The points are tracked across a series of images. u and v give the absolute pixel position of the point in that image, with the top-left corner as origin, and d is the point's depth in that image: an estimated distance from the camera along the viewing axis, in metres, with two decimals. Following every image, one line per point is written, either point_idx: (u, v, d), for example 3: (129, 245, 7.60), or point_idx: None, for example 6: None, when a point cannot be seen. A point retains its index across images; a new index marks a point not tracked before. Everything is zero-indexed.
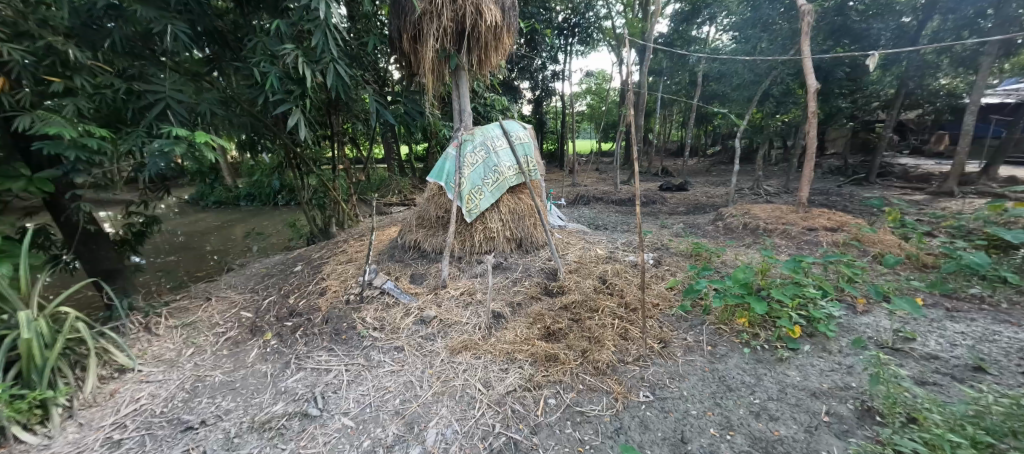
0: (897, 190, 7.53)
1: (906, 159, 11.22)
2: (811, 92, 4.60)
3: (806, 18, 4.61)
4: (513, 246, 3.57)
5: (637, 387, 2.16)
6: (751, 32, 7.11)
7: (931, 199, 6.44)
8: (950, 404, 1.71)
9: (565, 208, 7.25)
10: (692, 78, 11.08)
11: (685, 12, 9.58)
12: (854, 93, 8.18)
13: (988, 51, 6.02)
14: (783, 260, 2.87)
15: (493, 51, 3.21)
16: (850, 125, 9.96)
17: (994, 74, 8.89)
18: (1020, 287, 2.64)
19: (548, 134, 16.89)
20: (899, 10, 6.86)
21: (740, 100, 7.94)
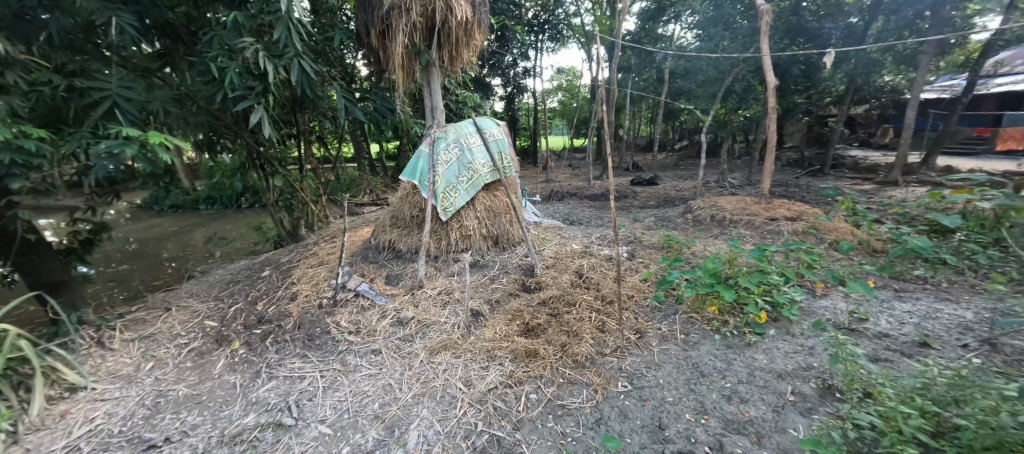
0: (849, 180, 8.04)
1: (856, 152, 12.00)
2: (771, 88, 4.82)
3: (765, 17, 4.82)
4: (490, 243, 3.55)
5: (615, 378, 2.21)
6: (714, 30, 7.37)
7: (878, 188, 6.92)
8: (901, 378, 1.86)
9: (540, 204, 7.30)
10: (660, 75, 11.38)
11: (652, 10, 9.76)
12: (809, 90, 8.65)
13: (926, 50, 6.51)
14: (748, 249, 3.00)
15: (464, 47, 3.19)
16: (805, 119, 10.54)
17: (931, 72, 9.62)
18: (957, 267, 2.88)
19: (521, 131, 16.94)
20: (847, 10, 7.29)
21: (706, 96, 8.22)
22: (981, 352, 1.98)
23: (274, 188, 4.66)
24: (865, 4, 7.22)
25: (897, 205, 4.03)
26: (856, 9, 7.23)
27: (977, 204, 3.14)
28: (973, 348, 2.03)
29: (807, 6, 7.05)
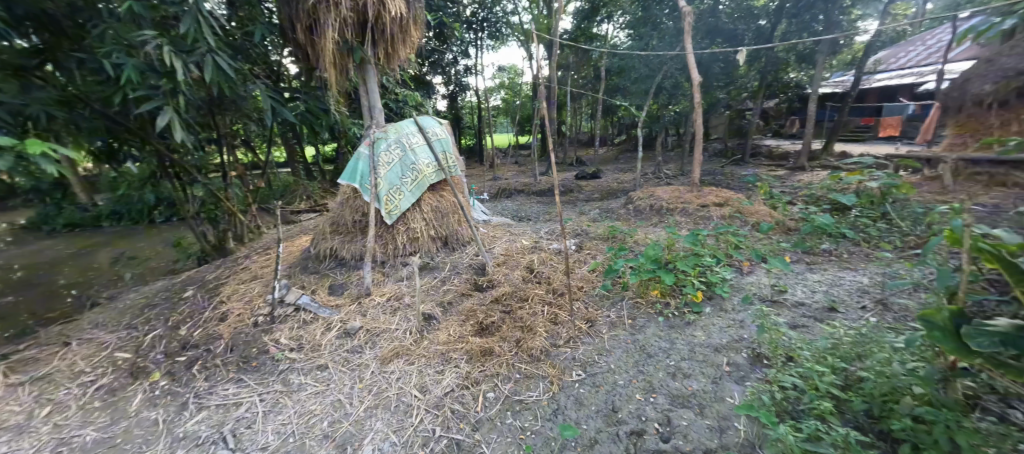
0: (765, 167, 8.95)
1: (770, 142, 13.40)
2: (695, 84, 5.20)
3: (687, 19, 5.18)
4: (439, 244, 3.47)
5: (570, 368, 2.26)
6: (643, 30, 7.84)
7: (790, 173, 7.77)
8: (815, 340, 2.09)
9: (489, 202, 7.31)
10: (598, 73, 11.88)
11: (586, 10, 10.13)
12: (728, 86, 9.50)
13: (822, 50, 7.41)
14: (684, 235, 3.22)
15: (400, 44, 3.09)
16: (727, 113, 11.55)
17: (827, 70, 10.96)
18: (852, 239, 3.30)
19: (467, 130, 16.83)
20: (756, 14, 8.09)
21: (640, 93, 8.70)
22: (876, 311, 2.28)
23: (194, 198, 4.22)
24: (771, 8, 8.05)
25: (804, 187, 4.55)
26: (764, 13, 8.03)
27: (864, 183, 3.62)
28: (870, 308, 2.33)
29: (723, 9, 7.84)
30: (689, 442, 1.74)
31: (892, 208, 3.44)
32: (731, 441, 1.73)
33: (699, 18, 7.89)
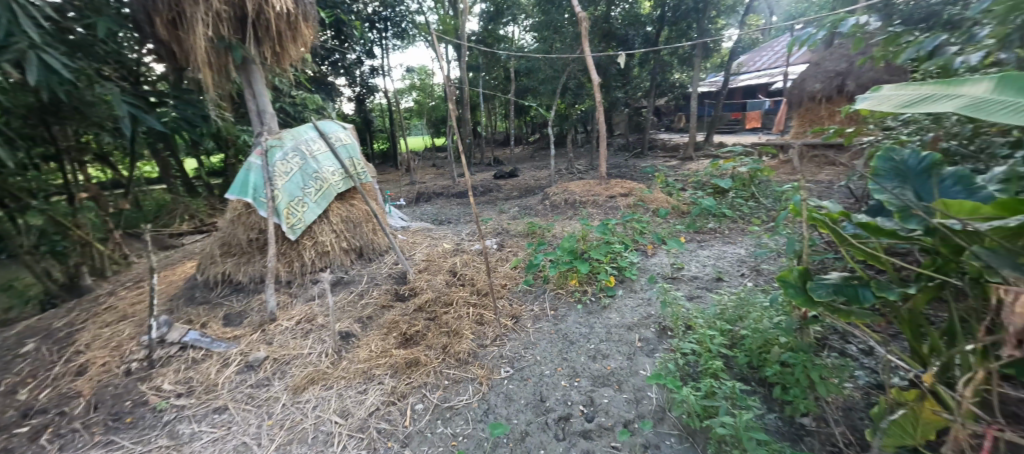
0: (661, 158, 10.05)
1: (663, 135, 15.11)
2: (595, 84, 5.61)
3: (583, 24, 5.57)
4: (354, 256, 3.28)
5: (498, 366, 2.28)
6: (545, 33, 8.34)
7: (681, 162, 8.83)
8: (708, 309, 2.38)
9: (407, 207, 7.11)
10: (508, 74, 12.21)
11: (491, 13, 10.30)
12: (624, 86, 10.47)
13: (697, 54, 8.53)
14: (595, 226, 3.45)
15: (290, 42, 2.88)
16: (628, 111, 12.71)
17: (706, 72, 12.62)
18: (732, 217, 3.83)
19: (379, 133, 16.05)
20: (644, 21, 9.04)
21: (547, 92, 9.15)
22: (752, 277, 2.66)
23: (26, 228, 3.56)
24: (655, 16, 9.05)
25: (692, 175, 5.16)
26: (649, 20, 9.00)
27: (736, 168, 4.23)
28: (748, 275, 2.72)
29: (614, 15, 8.71)
30: (611, 418, 1.87)
31: (759, 188, 4.07)
32: (646, 410, 1.89)
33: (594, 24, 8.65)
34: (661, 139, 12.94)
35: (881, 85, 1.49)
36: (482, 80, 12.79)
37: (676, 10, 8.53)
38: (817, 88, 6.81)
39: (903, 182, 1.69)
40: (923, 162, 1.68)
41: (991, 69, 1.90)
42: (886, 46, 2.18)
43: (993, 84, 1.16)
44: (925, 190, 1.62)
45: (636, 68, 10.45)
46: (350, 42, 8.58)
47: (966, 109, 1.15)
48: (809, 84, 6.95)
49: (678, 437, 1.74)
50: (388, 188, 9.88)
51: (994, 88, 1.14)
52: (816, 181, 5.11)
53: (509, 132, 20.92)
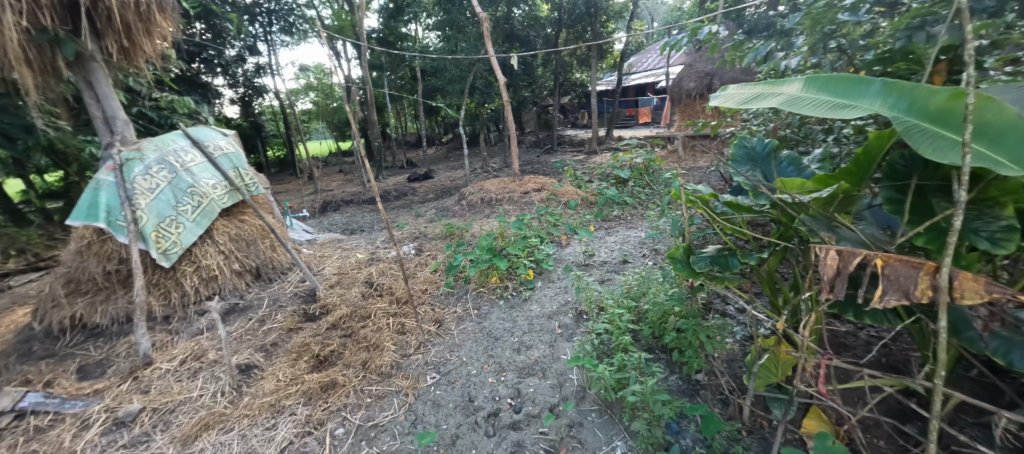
0: (569, 153, 10.77)
1: (570, 130, 16.15)
2: (501, 85, 5.78)
3: (484, 24, 5.68)
4: (251, 277, 3.29)
5: (423, 374, 2.24)
6: (450, 32, 8.42)
7: (587, 156, 9.57)
8: (616, 289, 2.61)
9: (311, 218, 6.61)
10: (414, 74, 11.95)
11: (391, 9, 9.68)
12: (530, 85, 10.98)
13: (593, 55, 9.31)
14: (512, 222, 3.56)
15: (142, 34, 2.72)
16: (536, 109, 13.31)
17: (600, 70, 13.94)
18: (632, 204, 4.26)
19: (273, 138, 14.42)
20: (543, 23, 9.57)
21: (456, 92, 9.16)
22: (654, 256, 2.98)
23: None
24: (553, 18, 9.64)
25: (597, 167, 5.64)
26: (548, 22, 9.56)
27: (633, 159, 4.71)
28: (653, 253, 3.03)
29: (515, 16, 9.24)
30: (538, 405, 1.94)
31: (652, 177, 4.59)
32: (570, 391, 1.99)
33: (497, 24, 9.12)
34: (569, 134, 13.78)
35: (728, 85, 1.74)
36: (387, 79, 12.31)
37: (570, 14, 9.21)
38: (693, 86, 8.40)
39: (754, 165, 2.02)
40: (766, 148, 2.03)
41: (807, 69, 2.36)
42: (734, 51, 2.60)
43: (804, 85, 1.43)
44: (769, 171, 1.96)
45: (540, 66, 11.21)
46: (229, 36, 7.57)
47: (786, 106, 1.40)
48: (687, 82, 8.53)
49: (599, 411, 1.87)
50: (291, 199, 9.04)
51: (804, 88, 1.41)
52: (694, 168, 5.96)
53: (420, 133, 20.44)
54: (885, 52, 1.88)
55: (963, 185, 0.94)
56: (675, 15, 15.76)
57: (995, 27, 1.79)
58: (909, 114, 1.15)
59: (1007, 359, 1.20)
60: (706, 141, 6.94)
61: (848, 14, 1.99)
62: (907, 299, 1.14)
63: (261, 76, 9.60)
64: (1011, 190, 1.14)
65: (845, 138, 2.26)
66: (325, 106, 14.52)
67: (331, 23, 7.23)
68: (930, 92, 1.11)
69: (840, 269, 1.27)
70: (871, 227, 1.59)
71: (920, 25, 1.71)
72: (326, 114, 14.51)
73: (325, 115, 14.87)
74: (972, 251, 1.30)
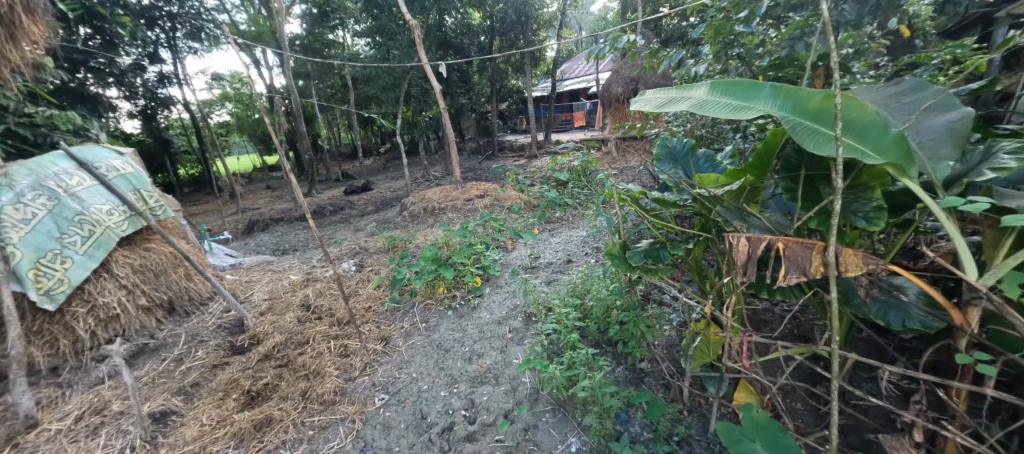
0: (510, 158, 11.00)
1: (511, 136, 16.46)
2: (437, 92, 5.75)
3: (415, 31, 5.61)
4: (163, 313, 2.98)
5: (371, 396, 2.14)
6: (381, 40, 8.26)
7: (527, 161, 9.85)
8: (562, 289, 2.70)
9: (236, 241, 6.06)
10: (344, 82, 11.46)
11: (314, 14, 9.17)
12: (469, 92, 11.04)
13: (527, 63, 9.63)
14: (456, 230, 3.56)
15: (6, 40, 2.47)
16: (475, 116, 13.40)
17: (536, 77, 14.39)
18: (571, 206, 4.46)
19: (185, 154, 12.96)
20: (476, 31, 9.72)
21: (390, 101, 8.92)
22: (595, 253, 3.13)
23: None
24: (486, 26, 9.81)
25: (537, 171, 5.82)
26: (482, 30, 9.72)
27: (570, 162, 4.91)
28: (592, 251, 3.19)
29: (447, 24, 9.24)
30: (492, 413, 1.93)
31: (589, 178, 4.82)
32: (523, 395, 2.00)
33: (430, 31, 8.97)
34: (510, 140, 14.00)
35: (645, 91, 1.84)
36: (316, 88, 11.64)
37: (502, 21, 9.62)
38: (620, 91, 9.06)
39: (675, 163, 2.17)
40: (685, 147, 2.19)
41: (714, 75, 2.63)
42: (651, 58, 2.79)
43: (709, 89, 1.55)
44: (688, 169, 2.12)
45: (476, 74, 11.27)
46: (121, 42, 6.64)
47: (697, 109, 1.52)
48: (615, 87, 9.24)
49: (553, 411, 1.89)
50: (211, 221, 8.20)
51: (709, 92, 1.53)
52: (625, 168, 6.38)
53: (355, 144, 19.56)
54: (776, 59, 2.14)
55: (839, 173, 1.08)
56: (602, 24, 16.79)
57: (855, 38, 2.11)
58: (795, 114, 1.31)
59: (886, 319, 1.39)
60: (635, 142, 7.49)
61: (743, 27, 2.24)
62: (805, 276, 1.28)
63: (166, 86, 8.62)
64: (878, 175, 1.33)
65: (750, 135, 2.53)
66: (246, 118, 13.37)
67: (248, 29, 6.76)
68: (811, 94, 1.27)
69: (751, 254, 1.41)
70: (775, 214, 1.78)
71: (799, 36, 1.97)
72: (248, 126, 13.37)
73: (245, 127, 13.63)
74: (852, 229, 1.50)
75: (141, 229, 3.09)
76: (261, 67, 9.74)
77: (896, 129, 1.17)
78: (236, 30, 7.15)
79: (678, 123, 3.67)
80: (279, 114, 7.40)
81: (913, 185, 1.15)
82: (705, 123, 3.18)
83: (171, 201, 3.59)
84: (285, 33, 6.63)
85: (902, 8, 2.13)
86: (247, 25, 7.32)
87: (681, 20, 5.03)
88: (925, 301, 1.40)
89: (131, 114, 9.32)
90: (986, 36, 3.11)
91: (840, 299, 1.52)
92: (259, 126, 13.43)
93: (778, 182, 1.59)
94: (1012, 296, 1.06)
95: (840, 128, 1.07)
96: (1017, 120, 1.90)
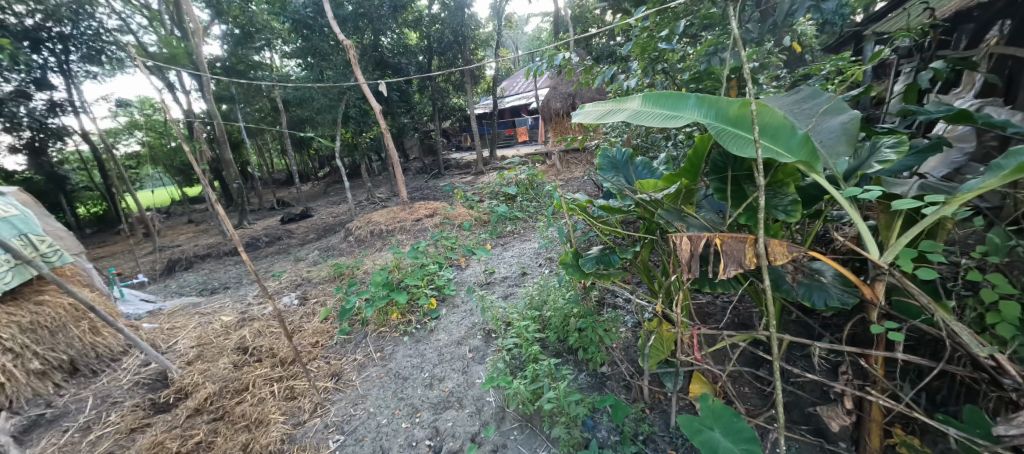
0: (458, 176, 10.97)
1: (458, 152, 16.52)
2: (376, 111, 5.57)
3: (349, 52, 5.44)
4: (63, 375, 2.58)
5: (324, 439, 1.98)
6: (314, 60, 7.95)
7: (476, 178, 9.90)
8: (519, 302, 2.70)
9: (153, 284, 5.40)
10: (276, 104, 10.83)
11: (237, 35, 8.65)
12: (411, 111, 10.85)
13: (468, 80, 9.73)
14: (406, 251, 3.46)
15: None
16: (421, 135, 13.26)
17: (479, 94, 14.60)
18: (519, 219, 4.53)
19: (84, 190, 11.41)
20: (415, 50, 9.70)
21: (327, 122, 8.55)
22: (549, 263, 3.19)
23: None
24: (426, 46, 9.82)
25: (485, 187, 5.87)
26: (421, 49, 9.70)
27: (517, 176, 5.00)
28: (545, 261, 3.25)
29: (384, 44, 9.09)
30: (459, 439, 1.84)
31: (536, 190, 4.95)
32: (489, 415, 1.95)
33: (365, 51, 8.75)
34: (457, 157, 14.02)
35: (584, 104, 1.89)
36: (244, 111, 10.86)
37: (440, 42, 9.79)
38: (559, 106, 9.47)
39: (617, 172, 2.27)
40: (624, 156, 2.31)
41: (644, 88, 2.82)
42: (586, 74, 2.92)
43: (642, 101, 1.64)
44: (629, 175, 2.23)
45: (419, 92, 11.22)
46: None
47: (632, 120, 1.59)
48: (554, 103, 9.65)
49: (520, 427, 1.86)
50: (121, 264, 7.25)
51: (642, 103, 1.61)
52: (570, 179, 6.65)
53: (291, 169, 18.42)
54: (695, 73, 2.34)
55: (759, 172, 1.18)
56: (537, 43, 17.50)
57: (758, 53, 2.38)
58: (718, 121, 1.43)
59: (811, 300, 1.53)
60: (577, 154, 7.81)
61: (665, 44, 2.44)
62: (741, 268, 1.38)
63: (59, 116, 7.60)
64: (790, 172, 1.48)
65: (680, 142, 2.73)
66: (162, 147, 12.14)
67: (162, 51, 6.22)
68: (729, 103, 1.39)
69: (693, 251, 1.48)
70: (709, 213, 1.91)
71: (713, 52, 2.20)
72: (164, 156, 12.13)
73: (161, 156, 12.35)
74: (775, 221, 1.66)
75: (30, 280, 2.68)
76: (177, 91, 8.93)
77: (802, 132, 1.32)
78: (144, 52, 6.49)
79: (615, 134, 3.89)
80: (199, 141, 6.80)
81: (822, 179, 1.29)
82: (640, 132, 3.40)
83: (71, 243, 3.16)
84: (203, 55, 6.16)
85: (792, 27, 2.45)
86: (158, 46, 6.72)
87: (608, 39, 5.38)
88: (841, 280, 1.56)
89: (12, 147, 8.08)
90: (859, 51, 3.64)
91: (772, 286, 1.66)
92: (177, 153, 12.25)
93: (709, 183, 1.70)
94: (908, 270, 1.22)
95: (758, 132, 1.17)
96: (889, 120, 2.25)
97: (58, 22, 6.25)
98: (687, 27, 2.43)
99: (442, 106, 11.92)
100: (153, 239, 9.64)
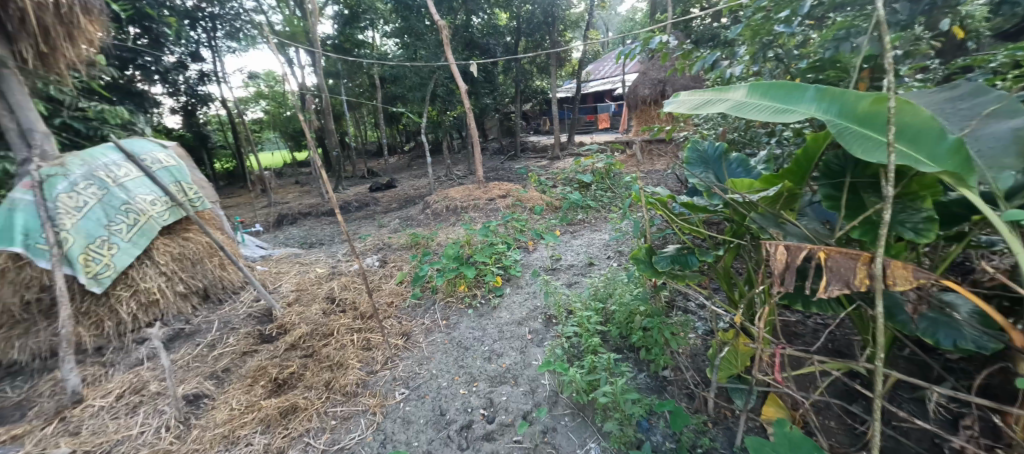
0: (533, 160, 10.98)
1: (532, 136, 16.48)
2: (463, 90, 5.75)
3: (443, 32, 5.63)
4: (198, 300, 3.14)
5: (392, 390, 2.18)
6: (410, 40, 8.39)
7: (550, 163, 9.82)
8: (583, 292, 2.67)
9: (266, 234, 6.31)
10: (371, 81, 11.70)
11: (346, 15, 9.42)
12: (494, 92, 10.97)
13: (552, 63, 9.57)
14: (479, 229, 3.58)
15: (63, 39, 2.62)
16: (497, 117, 13.47)
17: (561, 78, 14.32)
18: (591, 208, 4.42)
19: (218, 149, 13.56)
20: (502, 31, 9.75)
21: (416, 100, 9.05)
22: (618, 257, 3.08)
23: None
24: (514, 27, 9.82)
25: (560, 173, 5.82)
26: (508, 30, 9.73)
27: (594, 164, 4.86)
28: (614, 255, 3.14)
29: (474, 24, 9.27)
30: (511, 414, 1.91)
31: (613, 180, 4.77)
32: (542, 397, 1.97)
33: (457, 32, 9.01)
34: (531, 141, 14.02)
35: (678, 92, 1.74)
36: (344, 87, 11.95)
37: (529, 22, 9.69)
38: (647, 93, 8.93)
39: (707, 167, 2.09)
40: (717, 150, 2.10)
41: (749, 77, 2.54)
42: (683, 59, 2.70)
43: (749, 92, 1.46)
44: (720, 173, 2.04)
45: (501, 74, 11.34)
46: (167, 41, 7.00)
47: (735, 112, 1.44)
48: (641, 89, 9.11)
49: (572, 415, 1.86)
50: (242, 213, 8.57)
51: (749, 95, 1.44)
52: (651, 172, 6.29)
53: (378, 143, 19.96)
54: (816, 61, 2.04)
55: (891, 181, 0.99)
56: (629, 25, 16.46)
57: (904, 39, 2.00)
58: (841, 118, 1.21)
59: (935, 337, 1.29)
60: (661, 145, 7.34)
61: (782, 27, 2.15)
62: (848, 289, 1.19)
63: (205, 84, 9.04)
64: (930, 184, 1.24)
65: (786, 140, 2.42)
66: (278, 116, 13.94)
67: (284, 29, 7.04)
68: (859, 97, 1.17)
69: (788, 263, 1.32)
70: (814, 223, 1.68)
71: (845, 36, 1.90)
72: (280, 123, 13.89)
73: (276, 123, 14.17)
74: (899, 240, 1.40)
75: (181, 220, 3.26)
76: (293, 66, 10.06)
77: (955, 136, 1.06)
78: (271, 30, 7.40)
79: (708, 126, 3.58)
80: (308, 111, 7.65)
81: (974, 196, 1.03)
82: (737, 125, 3.09)
83: (209, 191, 3.77)
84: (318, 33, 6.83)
85: (957, 7, 2.01)
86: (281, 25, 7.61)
87: (714, 20, 4.89)
88: (981, 319, 1.28)
89: (172, 110, 9.84)
90: None
91: (883, 314, 1.42)
92: (290, 122, 13.95)
93: (819, 189, 1.49)
94: None
95: (894, 134, 0.98)
96: None
97: (209, 3, 7.37)
98: (813, 7, 2.12)
99: (521, 89, 11.94)
100: (267, 196, 11.20)
